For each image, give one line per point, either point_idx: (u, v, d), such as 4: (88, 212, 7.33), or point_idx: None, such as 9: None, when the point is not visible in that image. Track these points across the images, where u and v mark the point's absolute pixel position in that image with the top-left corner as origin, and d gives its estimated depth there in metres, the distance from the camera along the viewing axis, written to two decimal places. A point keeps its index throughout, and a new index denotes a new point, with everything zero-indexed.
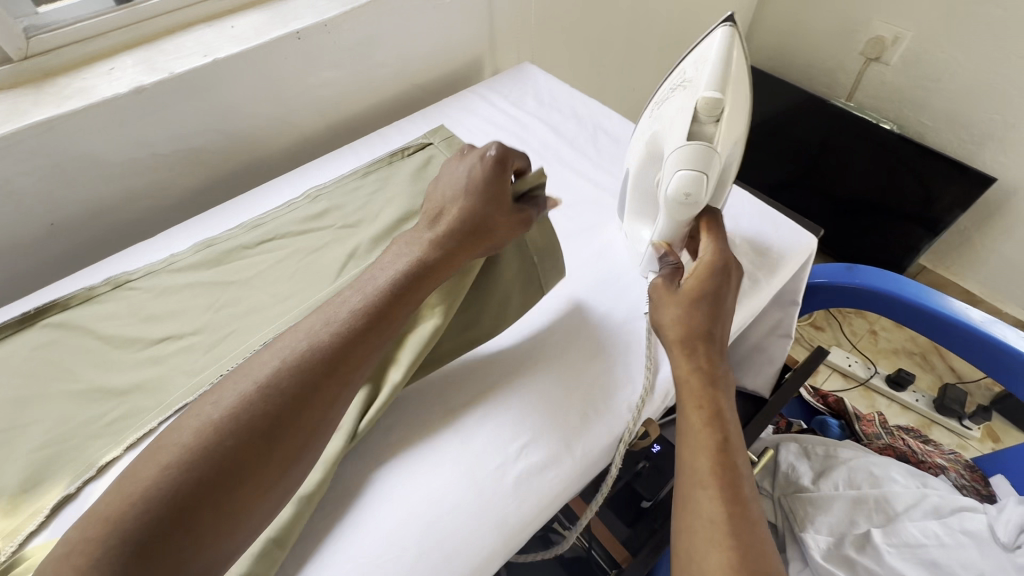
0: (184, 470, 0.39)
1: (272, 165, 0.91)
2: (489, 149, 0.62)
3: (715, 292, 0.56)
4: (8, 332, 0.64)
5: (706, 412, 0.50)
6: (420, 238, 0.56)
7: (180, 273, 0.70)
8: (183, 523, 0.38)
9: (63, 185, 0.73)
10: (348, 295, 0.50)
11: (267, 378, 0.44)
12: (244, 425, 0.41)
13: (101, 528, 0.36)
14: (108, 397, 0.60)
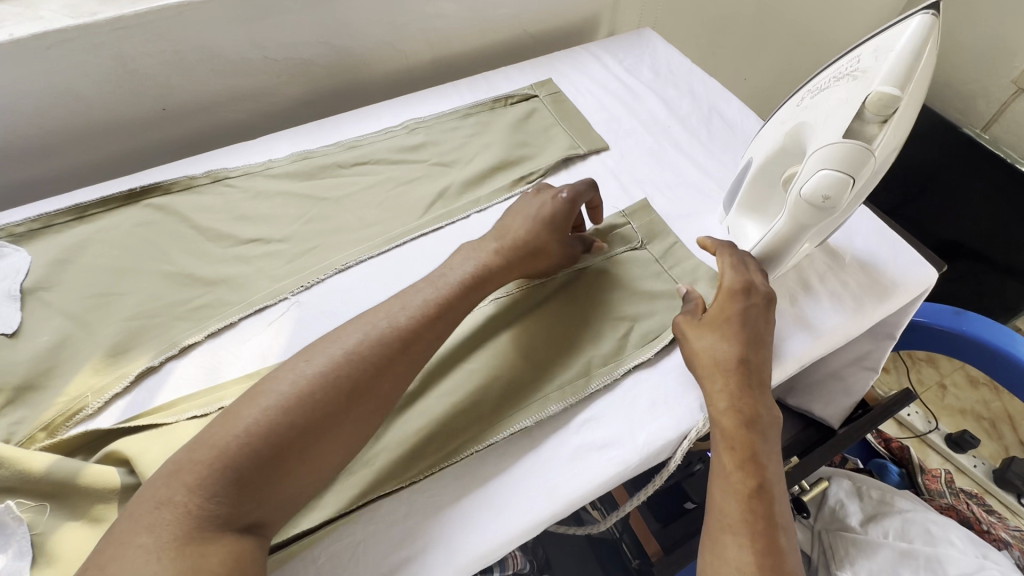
0: (279, 417, 0.42)
1: (373, 91, 0.90)
2: (562, 190, 0.63)
3: (744, 317, 0.54)
4: (116, 205, 0.67)
5: (744, 454, 0.47)
6: (485, 246, 0.57)
7: (274, 180, 0.71)
8: (272, 462, 0.41)
9: (181, 73, 0.74)
10: (424, 286, 0.52)
11: (347, 351, 0.46)
12: (325, 387, 0.44)
13: (210, 454, 0.40)
14: (195, 284, 0.62)
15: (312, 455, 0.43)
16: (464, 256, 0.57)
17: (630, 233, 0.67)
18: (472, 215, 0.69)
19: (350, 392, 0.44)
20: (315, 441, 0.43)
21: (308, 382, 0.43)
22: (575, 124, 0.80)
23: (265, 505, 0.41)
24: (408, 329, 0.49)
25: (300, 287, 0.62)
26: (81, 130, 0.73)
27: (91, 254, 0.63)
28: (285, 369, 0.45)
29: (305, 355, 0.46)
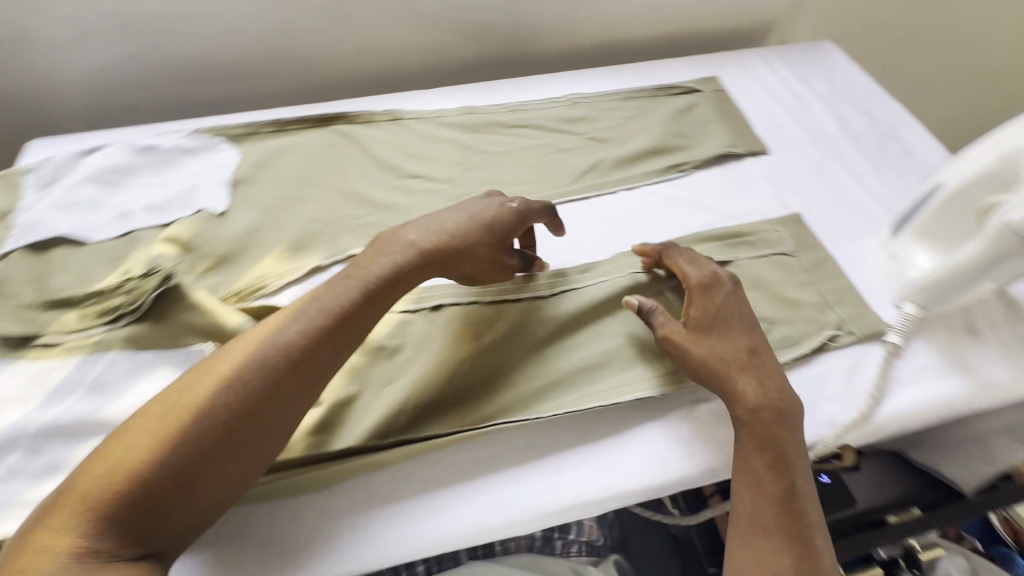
0: (179, 428, 0.41)
1: (538, 63, 0.94)
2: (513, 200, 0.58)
3: (728, 315, 0.54)
4: (309, 125, 0.76)
5: (767, 461, 0.48)
6: (400, 241, 0.52)
7: (443, 127, 0.77)
8: (180, 471, 0.40)
9: (379, 20, 0.82)
10: (346, 281, 0.49)
11: (333, 278, 0.50)
12: (290, 333, 0.46)
13: (102, 476, 0.39)
14: (364, 204, 0.69)
15: (234, 451, 0.42)
16: (386, 246, 0.52)
17: (780, 239, 0.66)
18: (620, 192, 0.71)
19: (268, 389, 0.44)
20: (233, 439, 0.42)
21: (211, 388, 0.43)
22: (736, 123, 0.78)
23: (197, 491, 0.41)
24: (326, 327, 0.47)
25: None
26: (288, 58, 0.83)
27: (283, 161, 0.72)
28: (188, 377, 0.44)
29: (213, 361, 0.44)
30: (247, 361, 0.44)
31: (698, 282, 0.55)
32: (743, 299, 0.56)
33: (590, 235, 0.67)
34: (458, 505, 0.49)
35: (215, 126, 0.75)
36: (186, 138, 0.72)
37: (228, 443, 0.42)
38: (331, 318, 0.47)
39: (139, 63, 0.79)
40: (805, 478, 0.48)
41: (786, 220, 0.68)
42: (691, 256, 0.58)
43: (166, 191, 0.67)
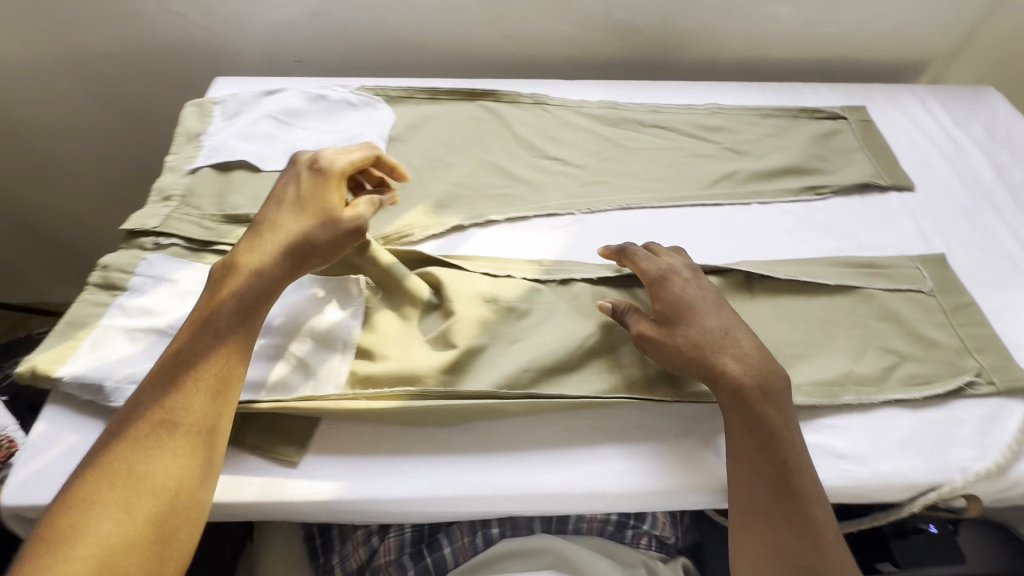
0: (140, 445, 0.45)
1: (676, 71, 0.94)
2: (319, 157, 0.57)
3: (687, 301, 0.55)
4: (460, 97, 0.81)
5: (750, 447, 0.49)
6: (284, 223, 0.54)
7: (583, 117, 0.80)
8: (160, 471, 0.44)
9: (537, 10, 0.86)
10: (256, 257, 0.52)
11: (277, 235, 0.53)
12: (250, 308, 0.51)
13: (81, 515, 0.42)
14: (503, 176, 0.72)
15: (208, 422, 0.47)
16: (273, 210, 0.55)
17: (921, 277, 0.64)
18: (753, 204, 0.71)
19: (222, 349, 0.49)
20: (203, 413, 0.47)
21: (166, 385, 0.47)
22: (882, 155, 0.76)
23: (164, 508, 0.44)
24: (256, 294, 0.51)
25: (588, 210, 0.69)
26: (444, 35, 0.88)
27: (434, 126, 0.77)
28: (137, 402, 0.47)
29: (160, 373, 0.48)
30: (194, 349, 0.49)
31: (649, 275, 0.57)
32: (699, 286, 0.56)
33: (719, 240, 0.68)
34: (576, 469, 0.52)
35: (376, 86, 0.81)
36: (352, 93, 0.79)
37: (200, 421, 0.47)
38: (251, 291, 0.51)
39: (316, 23, 0.87)
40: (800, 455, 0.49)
41: (927, 259, 0.65)
42: (654, 250, 0.60)
43: (332, 137, 0.73)
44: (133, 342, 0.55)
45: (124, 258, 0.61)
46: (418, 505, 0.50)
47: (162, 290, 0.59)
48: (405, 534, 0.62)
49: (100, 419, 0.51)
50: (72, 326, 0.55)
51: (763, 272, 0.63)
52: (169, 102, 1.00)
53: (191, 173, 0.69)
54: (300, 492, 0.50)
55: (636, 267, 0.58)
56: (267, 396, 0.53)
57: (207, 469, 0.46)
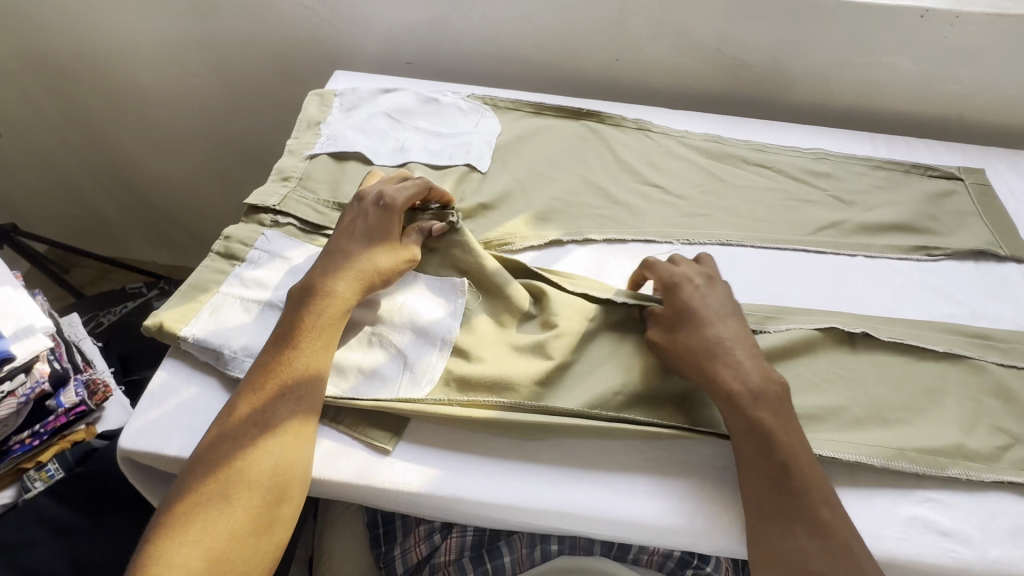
0: (234, 441, 0.47)
1: (780, 111, 0.93)
2: (375, 191, 0.59)
3: (693, 308, 0.55)
4: (565, 114, 0.82)
5: (755, 452, 0.48)
6: (347, 247, 0.57)
7: (686, 147, 0.80)
8: (251, 468, 0.46)
9: (649, 38, 0.86)
10: (329, 269, 0.55)
11: (345, 258, 0.56)
12: (329, 319, 0.53)
13: (186, 507, 0.44)
14: (604, 197, 0.73)
15: (295, 420, 0.49)
16: (343, 233, 0.58)
17: None
18: (857, 257, 0.69)
19: (308, 353, 0.51)
20: (291, 411, 0.49)
21: (255, 385, 0.49)
22: (1000, 222, 0.73)
23: (258, 508, 0.45)
24: (331, 302, 0.53)
25: (686, 241, 0.69)
26: (552, 53, 0.90)
27: (538, 140, 0.78)
28: (230, 401, 0.49)
29: (252, 373, 0.51)
30: (278, 348, 0.51)
31: (665, 280, 0.57)
32: (708, 296, 0.56)
33: (819, 289, 0.66)
34: (666, 499, 0.51)
35: (485, 96, 0.84)
36: (463, 99, 0.82)
37: (286, 420, 0.48)
38: (329, 299, 0.53)
39: (432, 29, 0.90)
40: (802, 454, 0.48)
41: None
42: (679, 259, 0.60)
43: (442, 139, 0.76)
44: (247, 311, 0.58)
45: (245, 231, 0.64)
46: (502, 510, 0.51)
47: (275, 265, 0.62)
48: (467, 536, 0.64)
49: (214, 381, 0.55)
50: (196, 289, 0.59)
51: (869, 328, 0.61)
52: (280, 88, 1.06)
53: (310, 157, 0.72)
54: (390, 479, 0.51)
55: (653, 275, 0.59)
56: (365, 382, 0.54)
57: (295, 470, 0.47)
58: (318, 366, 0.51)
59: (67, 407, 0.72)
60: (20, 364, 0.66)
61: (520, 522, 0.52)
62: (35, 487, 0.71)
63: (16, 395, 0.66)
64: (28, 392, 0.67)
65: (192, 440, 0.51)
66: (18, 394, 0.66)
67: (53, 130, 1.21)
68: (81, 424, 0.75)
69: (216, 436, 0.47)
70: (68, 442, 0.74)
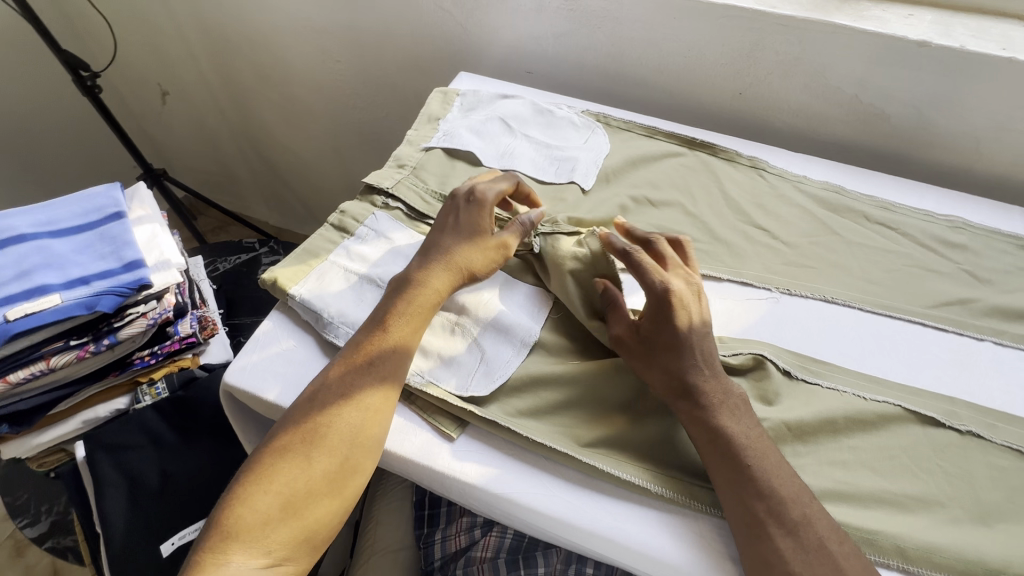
0: (317, 404, 0.51)
1: (915, 169, 0.86)
2: (467, 187, 0.63)
3: (688, 330, 0.54)
4: (677, 143, 0.81)
5: (747, 505, 0.46)
6: (442, 241, 0.60)
7: (801, 193, 0.76)
8: (330, 432, 0.49)
9: (780, 75, 0.83)
10: (426, 260, 0.59)
11: (440, 250, 0.59)
12: (420, 306, 0.56)
13: (269, 457, 0.49)
14: (704, 232, 0.72)
15: (375, 396, 0.52)
16: (440, 227, 0.62)
17: None
18: (985, 341, 0.62)
19: (396, 334, 0.54)
20: (373, 386, 0.52)
21: (345, 357, 0.54)
22: None
23: (334, 474, 0.48)
24: (423, 290, 0.57)
25: (787, 290, 0.65)
26: (674, 78, 0.90)
27: (645, 164, 0.78)
28: (323, 368, 0.54)
29: (345, 345, 0.55)
30: (370, 329, 0.55)
31: (653, 294, 0.55)
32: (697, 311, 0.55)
33: (933, 368, 0.60)
34: (727, 555, 0.48)
35: (599, 113, 0.85)
36: (577, 114, 0.83)
37: (366, 393, 0.51)
38: (422, 285, 0.57)
39: (558, 42, 0.93)
40: (775, 468, 0.48)
41: None
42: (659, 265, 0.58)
43: (550, 150, 0.77)
44: (348, 281, 0.62)
45: (358, 208, 0.70)
46: (550, 523, 0.51)
47: (380, 244, 0.66)
48: (506, 539, 0.66)
49: (309, 338, 0.60)
50: (308, 253, 0.65)
51: (983, 428, 0.55)
52: (405, 81, 1.14)
53: (425, 149, 0.77)
54: (449, 465, 0.53)
55: (640, 278, 0.56)
56: (443, 367, 0.57)
57: (372, 445, 0.51)
58: (404, 347, 0.54)
59: (182, 336, 0.81)
60: (155, 291, 0.76)
61: (566, 540, 0.52)
62: (144, 400, 0.81)
63: (147, 316, 0.76)
64: (156, 316, 0.76)
65: (283, 388, 0.56)
66: (148, 316, 0.76)
67: (209, 94, 1.38)
68: (189, 352, 0.84)
69: (306, 398, 0.52)
70: (176, 367, 0.83)
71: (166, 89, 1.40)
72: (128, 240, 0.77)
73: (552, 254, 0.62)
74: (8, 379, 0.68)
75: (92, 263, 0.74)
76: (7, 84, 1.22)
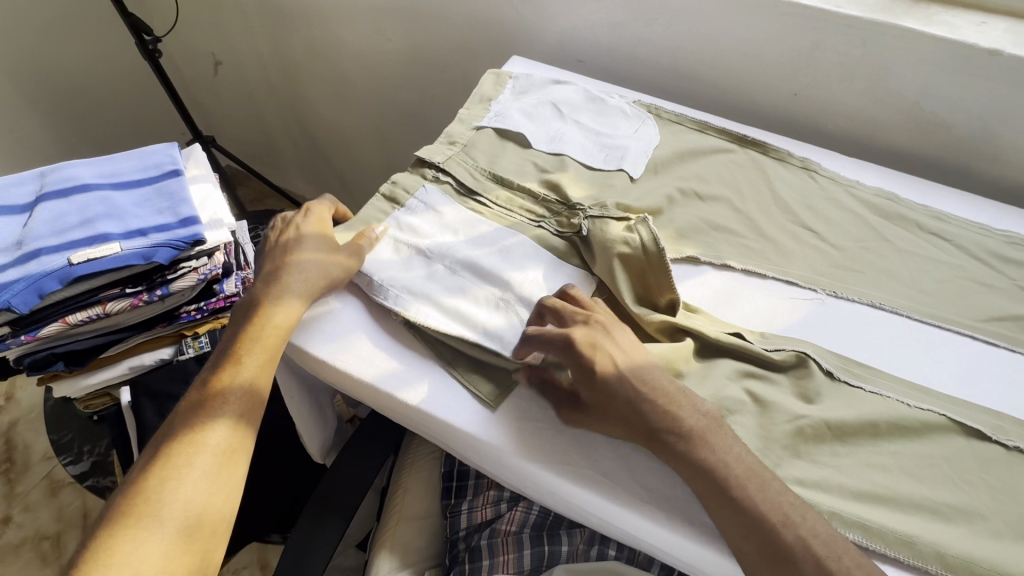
0: (166, 456, 0.50)
1: (974, 182, 0.83)
2: (290, 220, 0.66)
3: (605, 371, 0.52)
4: (728, 139, 0.80)
5: (738, 536, 0.46)
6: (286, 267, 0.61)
7: (852, 198, 0.74)
8: (184, 479, 0.48)
9: (839, 78, 0.82)
10: (271, 290, 0.59)
11: (284, 274, 0.60)
12: (271, 336, 0.57)
13: (112, 523, 0.46)
14: (750, 229, 0.71)
15: (232, 431, 0.52)
16: (274, 256, 0.63)
17: None
18: None
19: (248, 366, 0.55)
20: (230, 423, 0.52)
21: (195, 404, 0.53)
22: None
23: (197, 510, 0.48)
24: (273, 317, 0.58)
25: (832, 292, 0.65)
26: (729, 75, 0.89)
27: (694, 157, 0.78)
28: (169, 423, 0.53)
29: (190, 396, 0.54)
30: (218, 371, 0.55)
31: (566, 350, 0.54)
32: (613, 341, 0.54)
33: (981, 382, 0.59)
34: None
35: (650, 105, 0.85)
36: (628, 104, 0.83)
37: (223, 432, 0.52)
38: (272, 314, 0.58)
39: (613, 31, 0.93)
40: (761, 490, 0.47)
41: None
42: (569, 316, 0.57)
43: (599, 137, 0.77)
44: (398, 250, 0.64)
45: (410, 180, 0.71)
46: (580, 497, 0.53)
47: (429, 216, 0.68)
48: (531, 515, 0.69)
49: (358, 302, 0.64)
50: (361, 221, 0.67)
51: None
52: (454, 64, 1.15)
53: (476, 128, 0.77)
54: (484, 433, 0.55)
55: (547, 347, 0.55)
56: (486, 339, 0.58)
57: (234, 479, 0.51)
58: (259, 377, 0.55)
59: (227, 294, 0.83)
60: (206, 248, 0.78)
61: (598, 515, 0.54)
62: (187, 352, 0.85)
63: (198, 272, 0.78)
64: (206, 272, 0.79)
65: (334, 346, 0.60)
66: (199, 271, 0.78)
67: (260, 66, 1.41)
68: (232, 311, 0.86)
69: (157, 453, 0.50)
70: (219, 323, 0.85)
71: (218, 59, 1.44)
72: (184, 197, 0.80)
73: (600, 237, 0.63)
74: (66, 319, 0.72)
75: (149, 216, 0.77)
76: (72, 44, 1.27)
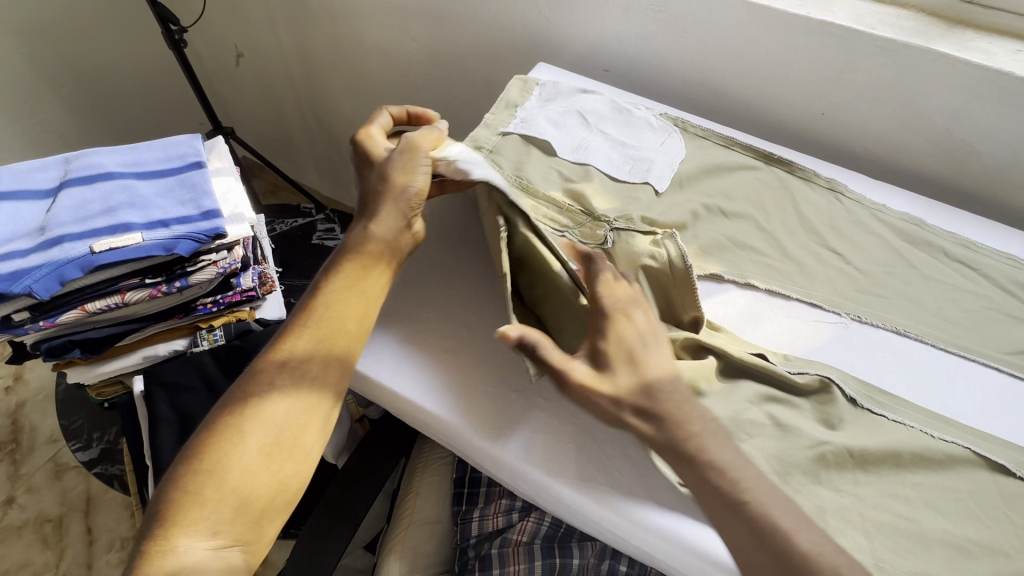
0: (258, 401, 0.52)
1: (1001, 210, 0.82)
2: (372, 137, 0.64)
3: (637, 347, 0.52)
4: (753, 155, 0.80)
5: (746, 546, 0.46)
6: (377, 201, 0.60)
7: (879, 221, 0.74)
8: (274, 429, 0.51)
9: (868, 100, 0.81)
10: (365, 231, 0.60)
11: (377, 208, 0.60)
12: (365, 286, 0.58)
13: (206, 462, 0.49)
14: (775, 249, 0.71)
15: (321, 384, 0.54)
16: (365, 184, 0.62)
17: None
18: None
19: (339, 314, 0.56)
20: (319, 376, 0.54)
21: (287, 350, 0.54)
22: None
23: (286, 458, 0.50)
24: (367, 262, 0.59)
25: (856, 317, 0.64)
26: (756, 91, 0.88)
27: (719, 173, 0.77)
28: (259, 365, 0.54)
29: (280, 340, 0.55)
30: (308, 318, 0.56)
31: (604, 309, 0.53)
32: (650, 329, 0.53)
33: (1006, 415, 0.58)
34: None
35: (677, 118, 0.84)
36: (655, 116, 0.83)
37: (313, 384, 0.53)
38: (366, 258, 0.59)
39: (641, 42, 0.92)
40: (774, 500, 0.47)
41: None
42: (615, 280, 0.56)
43: (626, 148, 0.77)
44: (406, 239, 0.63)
45: None
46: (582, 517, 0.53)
47: None
48: (543, 527, 0.70)
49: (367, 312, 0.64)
50: None
51: None
52: (478, 67, 1.14)
53: (502, 134, 0.77)
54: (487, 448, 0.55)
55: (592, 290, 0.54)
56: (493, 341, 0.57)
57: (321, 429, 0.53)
58: (351, 327, 0.57)
59: (243, 288, 0.84)
60: (227, 241, 0.78)
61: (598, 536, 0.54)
62: (202, 344, 0.84)
63: (217, 265, 0.79)
64: (225, 266, 0.79)
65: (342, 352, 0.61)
66: (218, 265, 0.79)
67: (281, 59, 1.41)
68: (247, 305, 0.86)
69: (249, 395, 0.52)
70: (234, 317, 0.85)
71: (241, 51, 1.44)
72: (206, 190, 0.80)
73: (627, 249, 0.64)
74: (85, 307, 0.72)
75: (171, 207, 0.77)
76: (97, 31, 1.27)
